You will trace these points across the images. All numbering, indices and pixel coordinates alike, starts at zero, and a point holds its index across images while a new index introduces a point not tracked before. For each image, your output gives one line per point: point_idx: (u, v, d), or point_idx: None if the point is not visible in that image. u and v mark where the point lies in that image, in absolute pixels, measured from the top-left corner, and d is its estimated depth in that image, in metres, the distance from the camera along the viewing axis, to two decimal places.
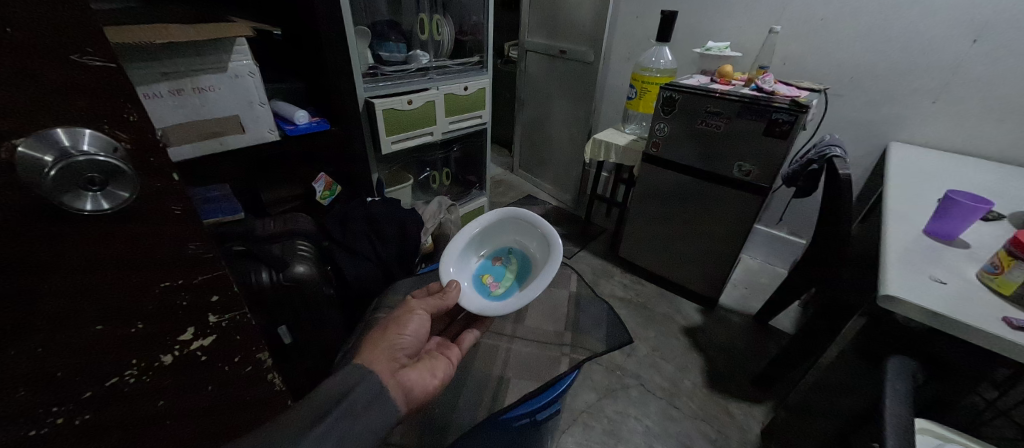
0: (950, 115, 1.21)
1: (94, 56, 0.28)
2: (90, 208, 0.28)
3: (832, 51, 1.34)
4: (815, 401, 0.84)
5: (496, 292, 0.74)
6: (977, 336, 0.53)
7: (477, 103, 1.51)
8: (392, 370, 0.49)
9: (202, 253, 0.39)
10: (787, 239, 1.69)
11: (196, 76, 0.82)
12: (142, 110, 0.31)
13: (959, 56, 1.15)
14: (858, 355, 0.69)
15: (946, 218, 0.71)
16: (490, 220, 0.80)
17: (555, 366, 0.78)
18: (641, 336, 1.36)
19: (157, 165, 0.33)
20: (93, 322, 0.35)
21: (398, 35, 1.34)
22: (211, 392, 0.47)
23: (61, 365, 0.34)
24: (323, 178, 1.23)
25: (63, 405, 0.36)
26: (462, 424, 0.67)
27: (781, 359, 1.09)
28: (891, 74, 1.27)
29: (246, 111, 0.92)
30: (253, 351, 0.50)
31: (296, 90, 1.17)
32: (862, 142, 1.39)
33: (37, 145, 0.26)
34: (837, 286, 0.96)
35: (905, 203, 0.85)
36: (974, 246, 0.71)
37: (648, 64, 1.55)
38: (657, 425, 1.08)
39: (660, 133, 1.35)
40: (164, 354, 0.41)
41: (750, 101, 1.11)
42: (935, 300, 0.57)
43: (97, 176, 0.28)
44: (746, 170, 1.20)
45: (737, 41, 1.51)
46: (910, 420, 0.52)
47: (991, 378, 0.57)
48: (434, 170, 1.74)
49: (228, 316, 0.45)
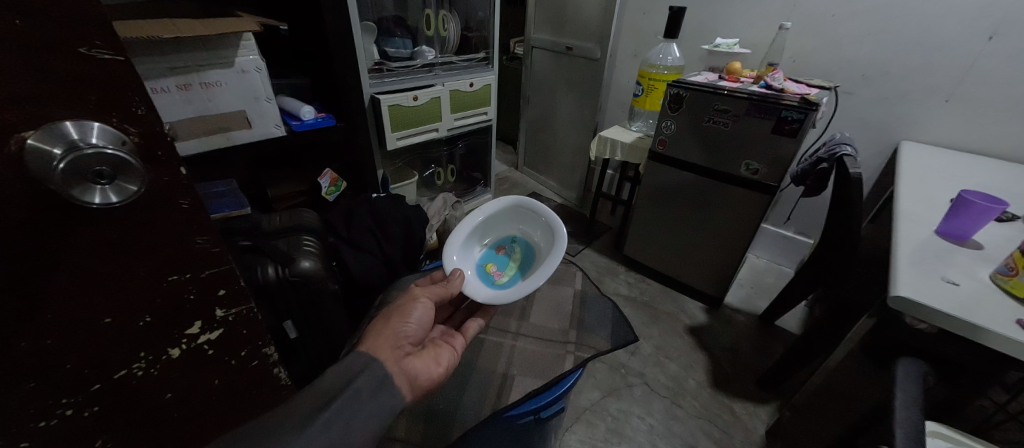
0: (962, 114, 1.19)
1: (104, 50, 0.28)
2: (99, 201, 0.29)
3: (842, 48, 1.32)
4: (821, 402, 0.84)
5: (499, 281, 0.73)
6: (989, 339, 0.52)
7: (483, 99, 1.50)
8: (396, 358, 0.49)
9: (209, 248, 0.40)
10: (795, 238, 1.67)
11: (203, 71, 0.82)
12: (151, 103, 0.32)
13: (973, 54, 1.13)
14: (866, 356, 0.68)
15: (958, 219, 0.70)
16: (493, 209, 0.80)
17: (559, 363, 0.78)
18: (645, 335, 1.36)
19: (166, 159, 0.33)
20: (102, 315, 0.35)
21: (403, 31, 1.34)
22: (217, 384, 0.48)
23: (70, 356, 0.35)
24: (329, 174, 1.22)
25: (73, 395, 0.37)
26: (465, 420, 0.67)
27: (787, 359, 1.08)
28: (903, 72, 1.24)
29: (253, 106, 0.92)
30: (260, 345, 0.50)
31: (302, 86, 1.17)
32: (872, 141, 1.37)
33: (47, 139, 0.26)
34: (845, 287, 0.95)
35: (916, 203, 0.83)
36: (987, 247, 0.70)
37: (655, 61, 1.53)
38: (661, 424, 1.08)
39: (666, 131, 1.33)
40: (171, 347, 0.42)
41: (758, 98, 1.10)
42: (949, 302, 0.56)
43: (105, 169, 0.28)
44: (754, 169, 1.18)
45: (745, 38, 1.49)
46: (920, 424, 0.51)
47: (1002, 381, 0.56)
48: (439, 166, 1.74)
49: (235, 310, 0.45)
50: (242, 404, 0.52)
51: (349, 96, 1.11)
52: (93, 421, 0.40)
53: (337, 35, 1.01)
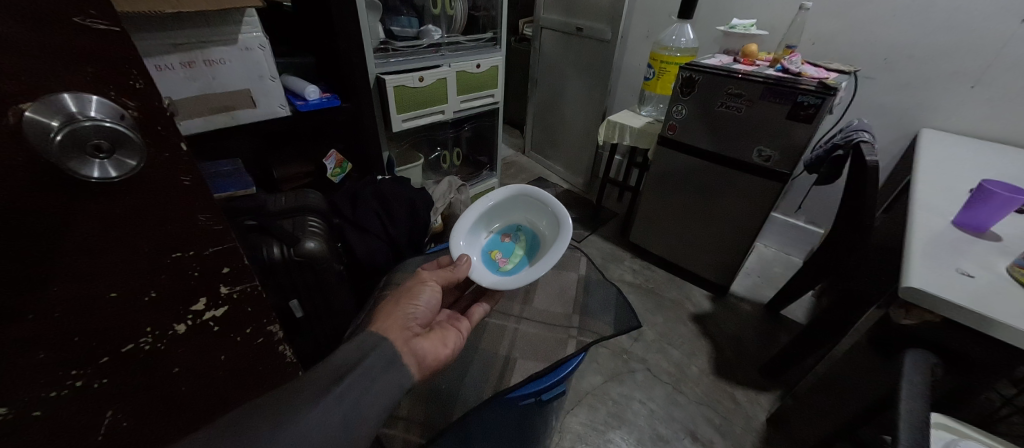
0: (987, 101, 1.14)
1: (98, 19, 0.28)
2: (98, 175, 0.29)
3: (866, 31, 1.26)
4: (825, 391, 0.84)
5: (504, 268, 0.73)
6: (1003, 332, 0.51)
7: (490, 81, 1.47)
8: (404, 338, 0.49)
9: (212, 225, 0.40)
10: (803, 227, 1.64)
11: (207, 47, 0.81)
12: (149, 77, 0.31)
13: (1005, 36, 1.07)
14: (873, 347, 0.67)
15: (978, 209, 0.68)
16: (502, 196, 0.79)
17: (561, 347, 0.79)
18: (648, 321, 1.36)
19: (166, 134, 0.33)
20: (107, 290, 0.36)
21: (408, 9, 1.30)
22: (223, 359, 0.49)
23: (77, 331, 0.36)
24: (334, 156, 1.22)
25: (81, 369, 0.38)
26: (468, 401, 0.68)
27: (793, 348, 1.07)
28: (930, 56, 1.18)
29: (257, 85, 0.91)
30: (264, 323, 0.51)
31: (306, 66, 1.16)
32: (891, 128, 1.32)
33: (43, 111, 0.26)
34: (854, 277, 0.94)
35: (935, 192, 0.81)
36: (1006, 239, 0.67)
37: (668, 43, 1.48)
38: (662, 409, 1.09)
39: (676, 115, 1.30)
40: (176, 323, 0.43)
41: (775, 82, 1.06)
42: (967, 296, 0.54)
43: (103, 142, 0.28)
44: (766, 156, 1.15)
45: (763, 18, 1.42)
46: (925, 414, 0.50)
47: (1011, 376, 0.55)
48: (445, 150, 1.72)
49: (239, 288, 0.46)
50: (248, 380, 0.54)
51: (354, 76, 1.09)
52: (101, 394, 0.41)
53: (341, 13, 0.98)
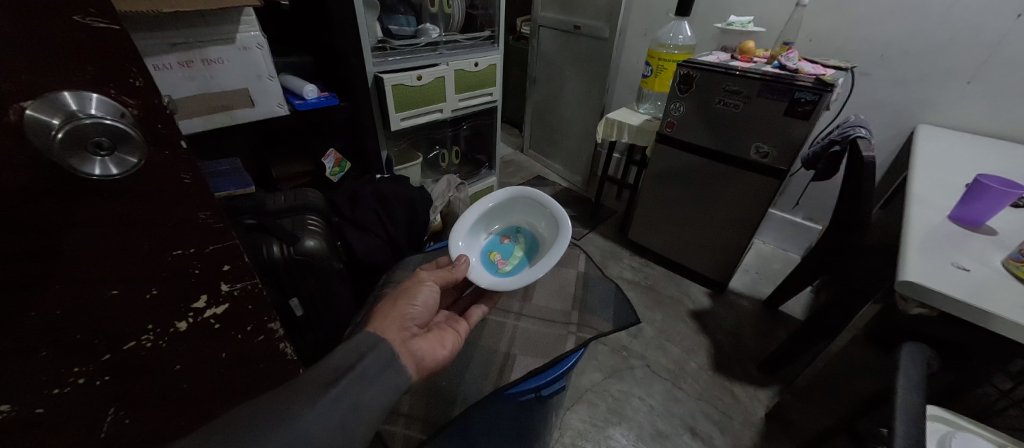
0: (983, 97, 1.14)
1: (97, 17, 0.28)
2: (99, 172, 0.29)
3: (863, 27, 1.26)
4: (823, 385, 0.84)
5: (503, 270, 0.73)
6: (998, 325, 0.51)
7: (488, 80, 1.47)
8: (403, 339, 0.50)
9: (212, 223, 0.40)
10: (801, 224, 1.65)
11: (204, 47, 0.81)
12: (148, 74, 0.31)
13: (999, 32, 1.08)
14: (870, 341, 0.68)
15: (974, 204, 0.68)
16: (501, 199, 0.80)
17: (560, 344, 0.79)
18: (647, 318, 1.37)
19: (166, 133, 0.33)
20: (109, 287, 0.36)
21: (406, 8, 1.29)
22: (224, 356, 0.49)
23: (79, 328, 0.36)
24: (332, 155, 1.22)
25: (84, 367, 0.39)
26: (467, 397, 0.68)
27: (792, 344, 1.07)
28: (926, 52, 1.19)
29: (256, 85, 0.91)
30: (264, 321, 0.51)
31: (304, 65, 1.15)
32: (888, 124, 1.33)
33: (44, 109, 0.26)
34: (852, 272, 0.94)
35: (932, 187, 0.81)
36: (1000, 233, 0.68)
37: (665, 40, 1.48)
38: (661, 405, 1.10)
39: (675, 113, 1.30)
40: (177, 321, 0.43)
41: (772, 79, 1.06)
42: (962, 289, 0.55)
43: (103, 140, 0.28)
44: (764, 152, 1.16)
45: (761, 15, 1.43)
46: (921, 406, 0.51)
47: (1005, 368, 0.56)
48: (444, 148, 1.72)
49: (240, 285, 0.46)
50: (249, 378, 0.54)
51: (353, 75, 1.09)
52: (102, 391, 0.41)
53: (339, 12, 0.98)
